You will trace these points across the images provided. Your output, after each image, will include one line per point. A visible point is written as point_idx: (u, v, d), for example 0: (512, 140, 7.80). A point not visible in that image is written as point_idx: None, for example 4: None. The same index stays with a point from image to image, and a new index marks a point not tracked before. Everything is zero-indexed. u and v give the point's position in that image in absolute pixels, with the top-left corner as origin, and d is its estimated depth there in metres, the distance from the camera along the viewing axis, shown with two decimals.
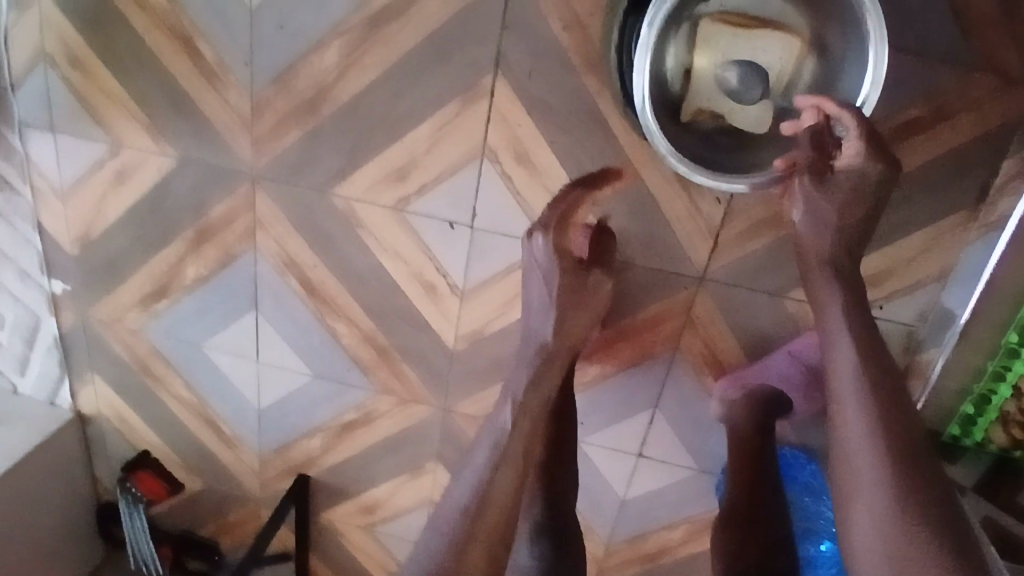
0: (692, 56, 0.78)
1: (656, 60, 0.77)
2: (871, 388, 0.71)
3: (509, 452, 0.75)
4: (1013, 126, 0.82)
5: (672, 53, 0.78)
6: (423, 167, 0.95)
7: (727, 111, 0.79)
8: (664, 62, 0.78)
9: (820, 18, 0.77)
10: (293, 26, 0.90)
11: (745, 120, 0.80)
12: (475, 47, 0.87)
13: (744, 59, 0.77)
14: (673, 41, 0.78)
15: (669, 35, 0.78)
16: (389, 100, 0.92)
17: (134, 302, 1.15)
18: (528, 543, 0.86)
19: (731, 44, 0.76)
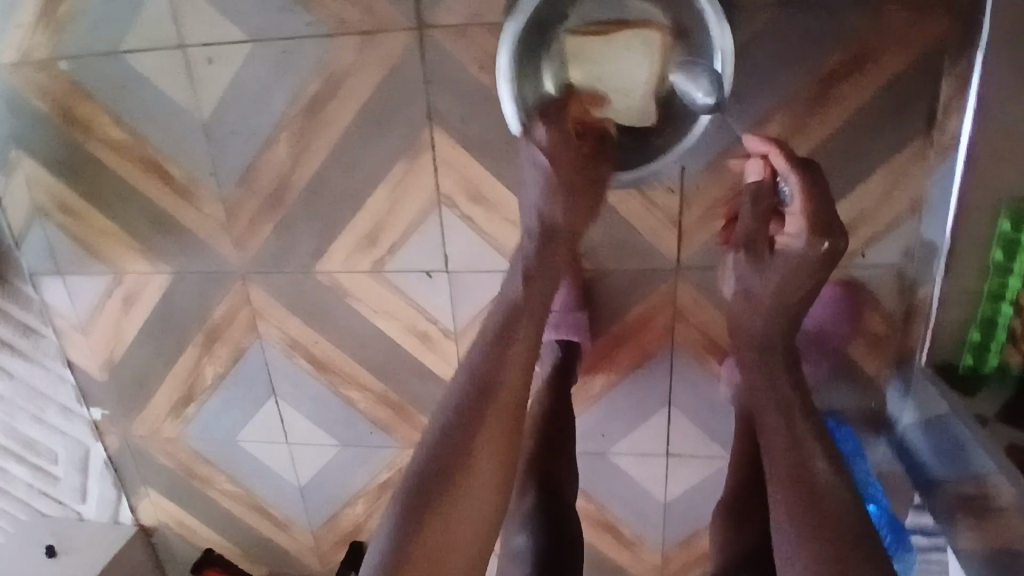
0: (568, 70, 0.82)
1: (533, 87, 0.83)
2: (778, 403, 0.74)
3: (484, 427, 0.67)
4: (940, 46, 0.82)
5: (547, 77, 0.82)
6: (390, 228, 1.00)
7: (617, 114, 0.83)
8: (542, 86, 0.83)
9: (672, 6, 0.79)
10: (243, 131, 0.97)
11: (635, 117, 0.84)
12: (406, 107, 0.92)
13: (614, 65, 0.80)
14: (544, 66, 0.82)
15: (540, 62, 0.82)
16: (343, 174, 0.97)
17: (166, 412, 1.22)
18: (522, 524, 0.81)
19: (598, 52, 0.80)
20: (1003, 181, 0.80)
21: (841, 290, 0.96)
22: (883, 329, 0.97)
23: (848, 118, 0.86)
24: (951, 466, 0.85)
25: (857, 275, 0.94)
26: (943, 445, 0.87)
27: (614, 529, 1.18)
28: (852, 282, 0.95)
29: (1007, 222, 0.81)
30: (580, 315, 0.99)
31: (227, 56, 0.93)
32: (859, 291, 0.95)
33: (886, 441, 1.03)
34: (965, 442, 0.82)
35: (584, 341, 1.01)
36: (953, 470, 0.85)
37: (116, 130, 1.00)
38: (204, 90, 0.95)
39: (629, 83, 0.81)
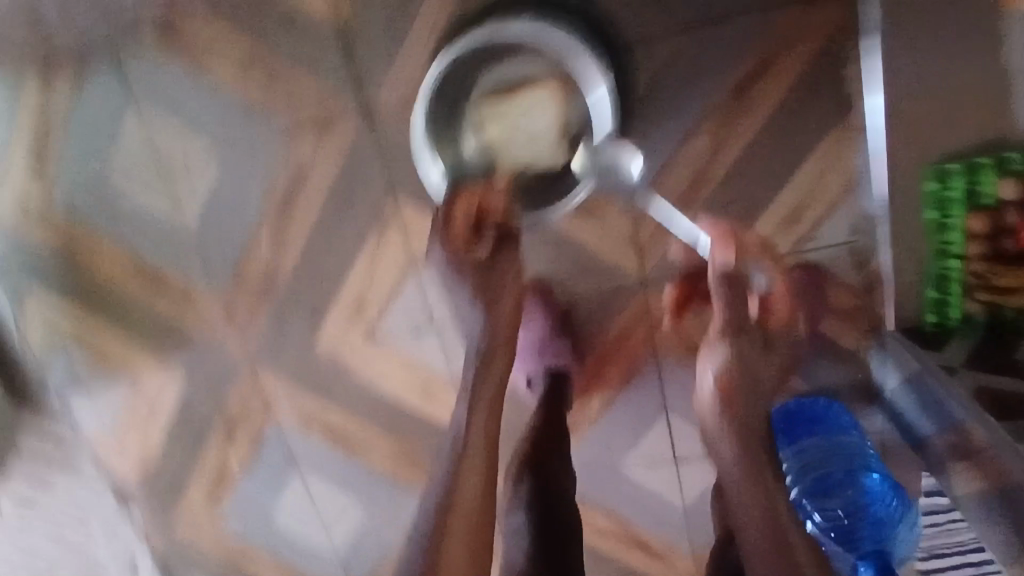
0: (487, 135, 0.91)
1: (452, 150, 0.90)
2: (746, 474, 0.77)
3: (463, 483, 0.78)
4: (835, 38, 0.89)
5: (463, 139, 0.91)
6: (374, 295, 1.07)
7: (539, 157, 0.89)
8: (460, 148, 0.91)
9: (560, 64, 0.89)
10: (227, 232, 1.05)
11: (555, 151, 0.89)
12: (368, 184, 1.01)
13: (521, 120, 0.90)
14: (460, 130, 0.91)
15: (455, 128, 0.90)
16: (322, 254, 1.05)
17: (200, 509, 1.27)
18: (518, 509, 0.96)
19: (505, 113, 0.90)
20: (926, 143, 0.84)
21: (805, 274, 0.99)
22: (852, 303, 1.02)
23: (769, 116, 0.93)
24: (937, 418, 0.89)
25: (814, 258, 0.99)
26: (927, 402, 0.91)
27: (643, 544, 1.20)
28: (811, 266, 1.00)
29: (934, 180, 0.85)
30: (561, 341, 1.06)
31: (203, 170, 1.03)
32: (819, 273, 1.00)
33: (880, 408, 1.06)
34: (944, 396, 0.86)
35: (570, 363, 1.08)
36: (939, 422, 0.88)
37: (114, 253, 1.09)
38: (187, 203, 1.05)
39: (537, 129, 0.89)
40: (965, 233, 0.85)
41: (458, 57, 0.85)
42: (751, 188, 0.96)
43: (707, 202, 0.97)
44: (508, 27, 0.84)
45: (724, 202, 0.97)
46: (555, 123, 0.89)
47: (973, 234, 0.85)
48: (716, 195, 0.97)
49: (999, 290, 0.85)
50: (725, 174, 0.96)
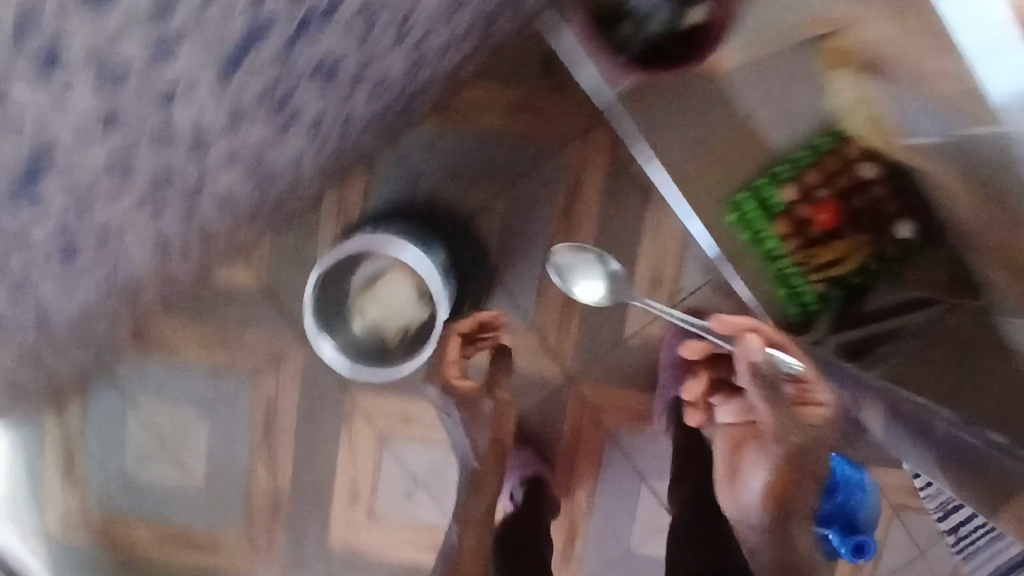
0: (361, 332, 0.91)
1: (342, 342, 0.89)
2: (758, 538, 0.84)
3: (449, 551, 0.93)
4: (617, 146, 1.14)
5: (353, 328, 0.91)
6: (363, 480, 1.24)
7: (412, 326, 0.92)
8: (351, 338, 0.90)
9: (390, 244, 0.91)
10: (229, 476, 1.24)
11: (422, 316, 0.91)
12: (324, 393, 1.21)
13: (381, 309, 0.90)
14: (341, 324, 0.90)
15: (334, 324, 0.89)
16: (310, 463, 1.23)
17: None
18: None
19: (367, 310, 0.91)
20: (711, 191, 1.07)
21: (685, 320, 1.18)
22: None
23: (598, 218, 1.17)
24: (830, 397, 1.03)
25: (688, 305, 1.18)
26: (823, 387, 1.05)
27: None
28: (688, 311, 1.18)
29: (733, 211, 1.06)
30: (523, 452, 1.21)
31: (196, 434, 1.24)
32: (699, 314, 1.18)
33: None
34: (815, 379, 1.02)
35: (542, 470, 1.22)
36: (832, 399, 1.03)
37: (147, 530, 1.27)
38: (193, 464, 1.25)
39: (401, 312, 0.91)
40: (777, 237, 1.04)
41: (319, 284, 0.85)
42: None
43: (585, 298, 1.19)
44: (343, 244, 0.85)
45: None
46: (411, 299, 0.91)
47: (783, 236, 1.04)
48: None
49: (825, 267, 1.04)
50: None
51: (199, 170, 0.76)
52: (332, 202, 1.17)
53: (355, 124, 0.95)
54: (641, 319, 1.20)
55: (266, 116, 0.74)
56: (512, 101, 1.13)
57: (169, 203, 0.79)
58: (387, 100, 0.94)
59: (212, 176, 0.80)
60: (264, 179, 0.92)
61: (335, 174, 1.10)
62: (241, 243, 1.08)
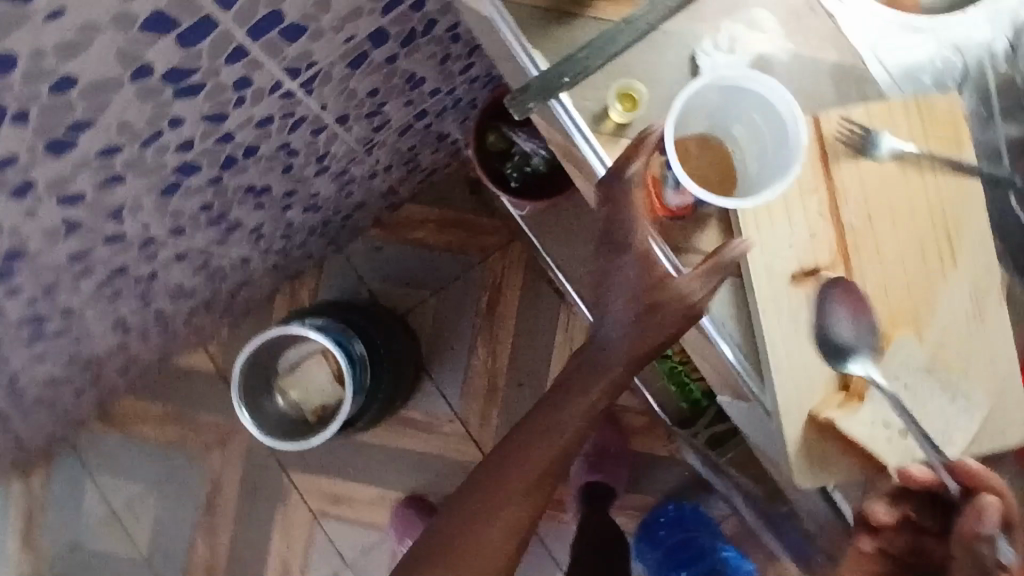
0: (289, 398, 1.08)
1: (269, 411, 1.04)
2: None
3: None
4: (532, 257, 1.32)
5: (279, 400, 1.06)
6: (293, 557, 1.32)
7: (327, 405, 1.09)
8: (278, 408, 1.06)
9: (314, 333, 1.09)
10: (171, 548, 1.34)
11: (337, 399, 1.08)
12: (264, 470, 1.33)
13: (308, 386, 1.09)
14: (270, 396, 1.05)
15: (264, 395, 1.05)
16: (246, 539, 1.32)
17: None
18: None
19: (297, 384, 1.08)
20: None
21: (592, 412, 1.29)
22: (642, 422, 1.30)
23: (516, 318, 1.32)
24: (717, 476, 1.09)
25: None
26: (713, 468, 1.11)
27: None
28: None
29: None
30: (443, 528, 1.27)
31: (145, 506, 1.34)
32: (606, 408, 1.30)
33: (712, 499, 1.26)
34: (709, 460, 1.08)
35: None
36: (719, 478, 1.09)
37: None
38: (138, 536, 1.34)
39: (322, 393, 1.09)
40: None
41: (257, 353, 1.02)
42: (529, 369, 1.32)
43: (504, 389, 1.32)
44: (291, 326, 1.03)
45: (515, 384, 1.32)
46: (333, 383, 1.09)
47: None
48: (508, 382, 1.32)
49: None
50: (508, 367, 1.32)
51: (150, 266, 0.94)
52: (285, 298, 1.35)
53: (296, 233, 1.15)
54: None
55: (207, 225, 0.93)
56: (446, 216, 1.34)
57: (125, 291, 0.96)
58: (322, 214, 1.14)
59: (163, 271, 0.98)
60: (215, 275, 1.10)
61: (285, 274, 1.28)
62: (198, 328, 1.25)
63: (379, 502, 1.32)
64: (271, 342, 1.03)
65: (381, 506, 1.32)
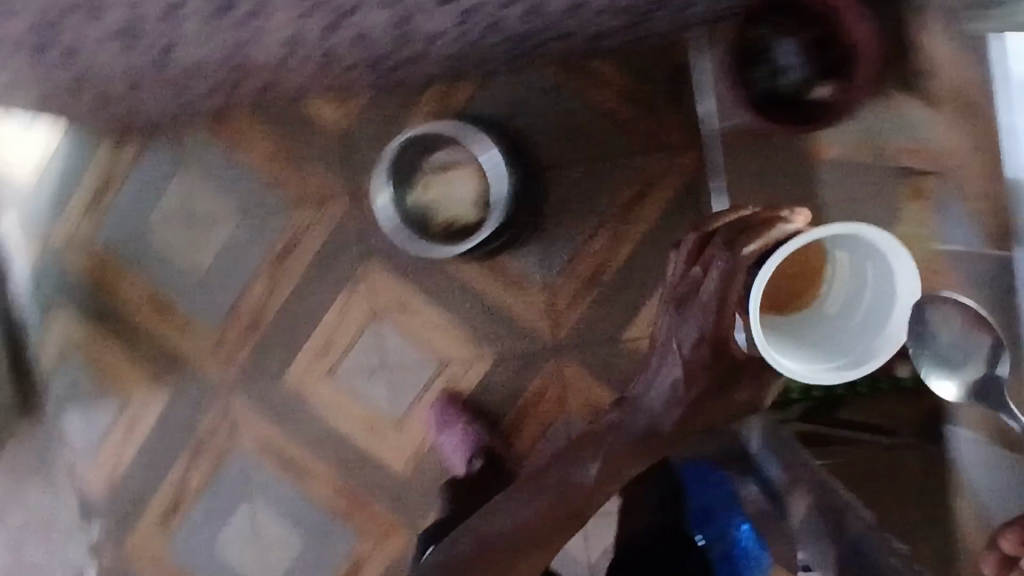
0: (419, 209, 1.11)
1: (402, 198, 1.08)
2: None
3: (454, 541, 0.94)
4: (697, 174, 1.22)
5: (415, 192, 1.10)
6: (339, 339, 1.32)
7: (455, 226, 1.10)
8: (411, 198, 1.10)
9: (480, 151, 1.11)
10: (231, 276, 1.32)
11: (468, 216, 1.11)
12: (348, 247, 1.30)
13: (441, 196, 1.09)
14: (412, 186, 1.10)
15: (407, 183, 1.10)
16: (305, 301, 1.32)
17: (155, 525, 1.42)
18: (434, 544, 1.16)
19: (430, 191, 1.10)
20: None
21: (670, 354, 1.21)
22: None
23: (651, 225, 1.24)
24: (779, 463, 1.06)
25: None
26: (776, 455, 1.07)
27: None
28: None
29: None
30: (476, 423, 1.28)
31: (223, 225, 1.32)
32: None
33: None
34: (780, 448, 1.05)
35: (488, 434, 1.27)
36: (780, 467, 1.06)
37: (136, 286, 1.36)
38: (202, 252, 1.33)
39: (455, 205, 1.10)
40: None
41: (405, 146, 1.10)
42: (638, 279, 1.25)
43: (605, 287, 1.26)
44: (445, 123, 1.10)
45: (617, 287, 1.26)
46: (471, 200, 1.08)
47: None
48: (612, 282, 1.26)
49: None
50: (618, 267, 1.26)
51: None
52: (436, 95, 1.26)
53: (494, 35, 1.03)
54: (642, 329, 1.26)
55: None
56: (633, 90, 1.22)
57: (318, 11, 0.86)
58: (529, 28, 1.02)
59: (363, 9, 0.87)
60: (401, 37, 0.99)
61: (452, 71, 1.18)
62: (347, 83, 1.17)
63: (441, 329, 1.31)
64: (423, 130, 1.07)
65: (440, 333, 1.31)
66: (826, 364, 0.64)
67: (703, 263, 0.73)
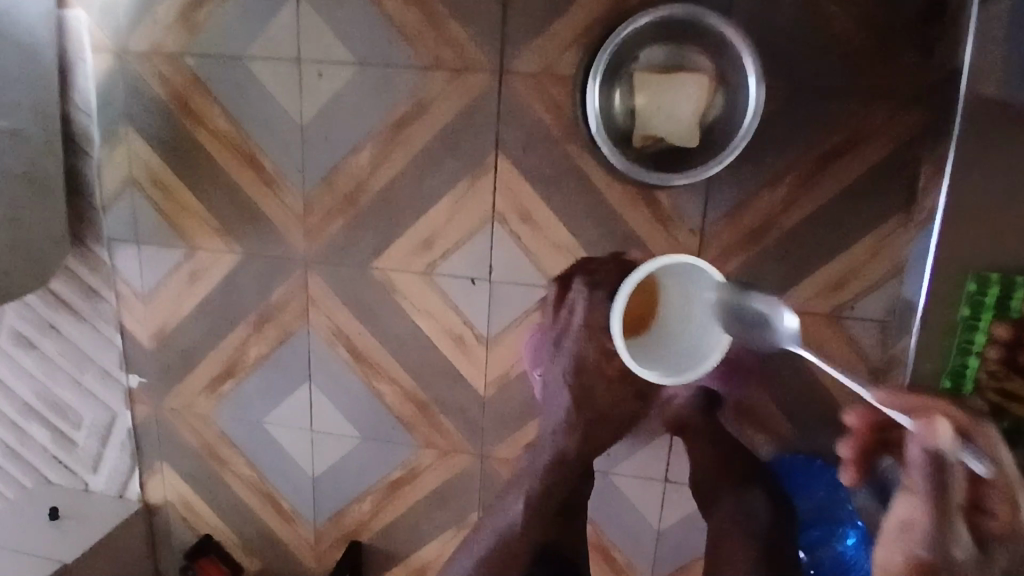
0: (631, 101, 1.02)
1: (605, 100, 1.02)
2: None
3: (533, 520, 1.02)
4: (918, 137, 1.00)
5: (619, 95, 1.02)
6: (445, 236, 1.15)
7: (667, 133, 1.01)
8: (613, 104, 1.02)
9: (718, 58, 0.99)
10: (334, 137, 1.13)
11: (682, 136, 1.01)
12: (479, 134, 1.10)
13: (667, 94, 1.00)
14: (619, 86, 1.02)
15: (615, 83, 1.02)
16: (415, 185, 1.13)
17: (202, 389, 1.32)
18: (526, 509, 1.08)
19: (657, 85, 1.00)
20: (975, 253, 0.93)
21: None
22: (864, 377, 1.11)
23: (844, 186, 1.03)
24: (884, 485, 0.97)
25: (845, 324, 1.09)
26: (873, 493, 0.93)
27: (607, 552, 1.27)
28: (839, 329, 1.10)
29: (972, 283, 0.91)
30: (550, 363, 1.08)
31: (337, 75, 1.11)
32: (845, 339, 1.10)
33: None
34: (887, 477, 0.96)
35: None
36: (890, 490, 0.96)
37: (223, 123, 1.16)
38: (308, 100, 1.12)
39: (679, 109, 1.00)
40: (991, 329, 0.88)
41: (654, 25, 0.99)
42: (809, 245, 1.06)
43: (767, 246, 1.07)
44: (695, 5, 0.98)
45: (781, 249, 1.07)
46: (694, 113, 1.00)
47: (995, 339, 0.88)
48: (777, 242, 1.07)
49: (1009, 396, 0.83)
50: (790, 226, 1.06)
51: None
52: None
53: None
54: (796, 302, 1.09)
55: None
56: (878, 13, 0.96)
57: None
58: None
59: None
60: None
61: None
62: None
63: (563, 251, 1.12)
64: (683, 24, 0.99)
65: (561, 256, 1.13)
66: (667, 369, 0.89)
67: (567, 309, 1.05)
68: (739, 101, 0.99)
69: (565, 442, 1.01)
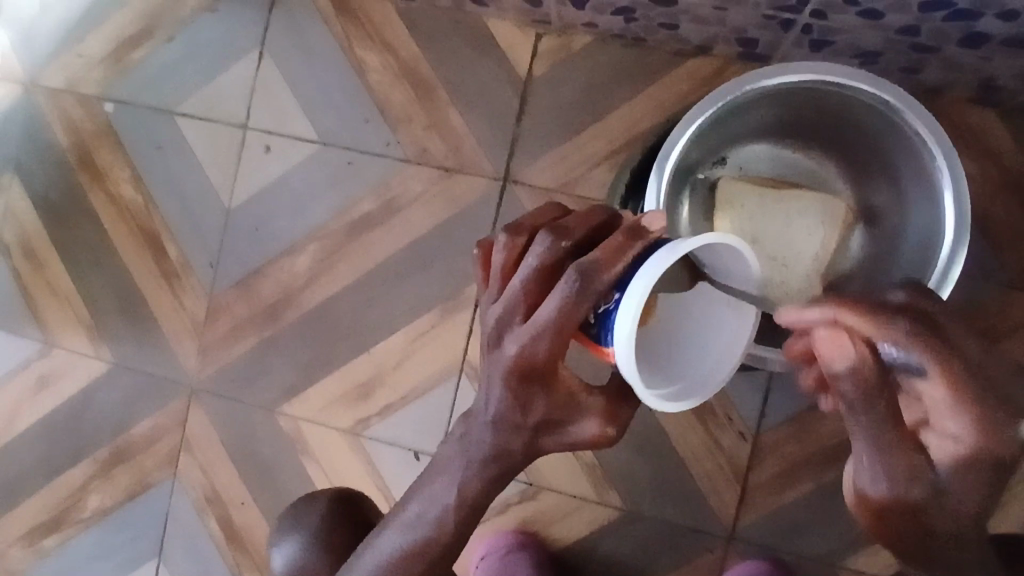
0: (711, 223, 0.65)
1: (672, 213, 0.62)
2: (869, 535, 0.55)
3: None
4: None
5: (688, 210, 0.64)
6: (390, 384, 0.82)
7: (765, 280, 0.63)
8: (680, 221, 0.64)
9: (861, 183, 0.66)
10: (267, 229, 0.84)
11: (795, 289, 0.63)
12: (462, 253, 0.81)
13: (776, 220, 0.65)
14: (690, 199, 0.64)
15: (684, 191, 0.64)
16: (363, 306, 0.83)
17: (15, 537, 0.89)
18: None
19: (755, 206, 0.65)
20: None
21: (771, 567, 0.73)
22: None
23: None
24: None
25: None
26: None
27: None
28: None
29: None
30: (495, 333, 0.42)
31: (288, 149, 0.84)
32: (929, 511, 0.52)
33: None
34: None
35: None
36: None
37: (129, 188, 0.87)
38: (244, 176, 0.85)
39: (791, 244, 0.64)
40: None
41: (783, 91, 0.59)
42: None
43: None
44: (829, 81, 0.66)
45: None
46: (812, 254, 0.64)
47: None
48: None
49: None
50: None
51: None
52: (691, 72, 0.76)
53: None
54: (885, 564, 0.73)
55: None
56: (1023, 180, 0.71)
57: None
58: (959, 3, 0.53)
59: None
60: None
61: (746, 44, 0.70)
62: None
63: None
64: (825, 111, 0.61)
65: None
66: (669, 384, 0.46)
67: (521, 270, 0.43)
68: (896, 253, 0.62)
69: (499, 444, 0.45)
